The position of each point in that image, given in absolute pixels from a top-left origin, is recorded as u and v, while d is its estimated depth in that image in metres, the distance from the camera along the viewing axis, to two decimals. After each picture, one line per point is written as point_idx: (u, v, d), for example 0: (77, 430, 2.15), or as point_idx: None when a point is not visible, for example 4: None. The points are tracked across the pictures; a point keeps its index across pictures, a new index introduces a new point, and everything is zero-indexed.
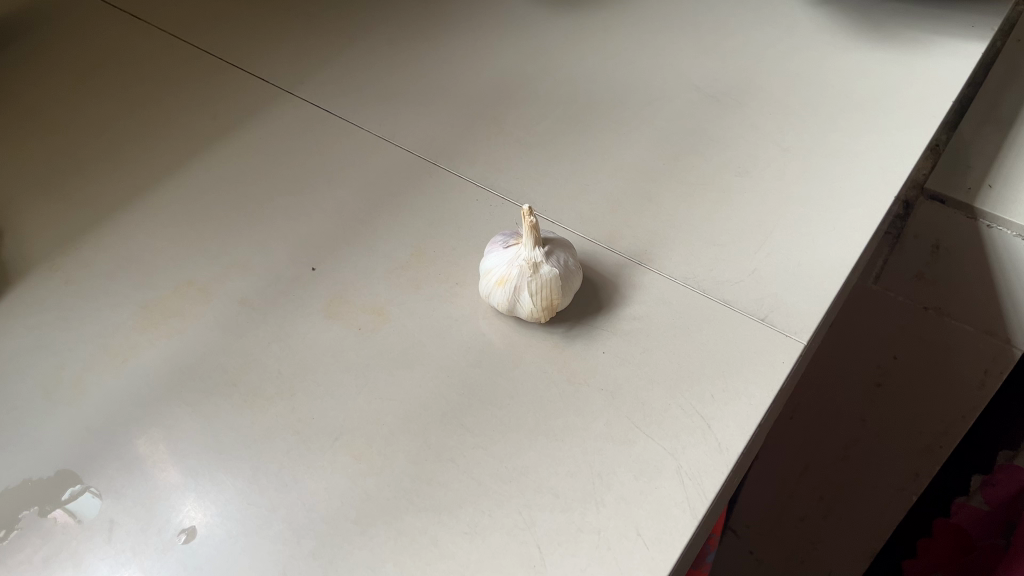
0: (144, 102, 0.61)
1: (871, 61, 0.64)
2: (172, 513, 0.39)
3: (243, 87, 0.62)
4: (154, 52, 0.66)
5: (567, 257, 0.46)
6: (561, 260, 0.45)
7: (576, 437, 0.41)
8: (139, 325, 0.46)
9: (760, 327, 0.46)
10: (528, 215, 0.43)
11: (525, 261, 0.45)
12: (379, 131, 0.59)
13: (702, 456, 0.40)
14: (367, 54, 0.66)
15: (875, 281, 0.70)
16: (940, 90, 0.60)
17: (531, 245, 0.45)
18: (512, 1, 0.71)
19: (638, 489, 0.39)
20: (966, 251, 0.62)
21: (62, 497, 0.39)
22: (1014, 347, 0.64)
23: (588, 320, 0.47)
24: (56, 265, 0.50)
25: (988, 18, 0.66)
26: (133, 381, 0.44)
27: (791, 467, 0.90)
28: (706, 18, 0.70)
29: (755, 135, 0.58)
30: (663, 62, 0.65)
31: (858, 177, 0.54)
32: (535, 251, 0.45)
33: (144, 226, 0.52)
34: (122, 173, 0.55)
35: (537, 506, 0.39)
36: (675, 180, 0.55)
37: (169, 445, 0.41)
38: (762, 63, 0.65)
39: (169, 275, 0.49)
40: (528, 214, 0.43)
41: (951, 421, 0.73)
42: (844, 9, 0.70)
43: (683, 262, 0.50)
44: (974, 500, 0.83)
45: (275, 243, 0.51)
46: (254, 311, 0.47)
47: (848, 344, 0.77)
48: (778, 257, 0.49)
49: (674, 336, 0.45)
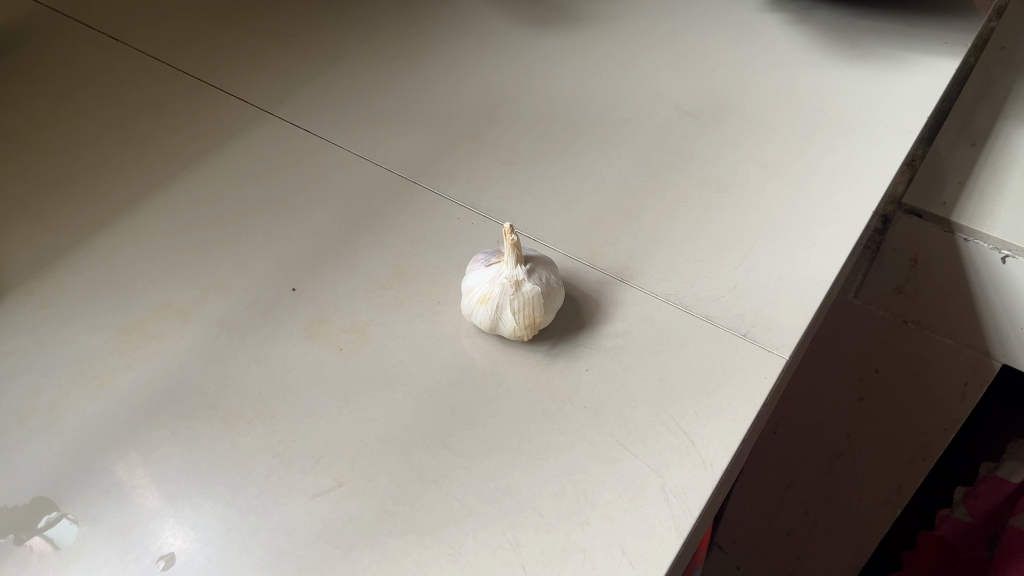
0: (123, 123, 0.60)
1: (848, 77, 0.64)
2: (152, 539, 0.38)
3: (223, 108, 0.62)
4: (133, 74, 0.65)
5: (549, 274, 0.46)
6: (543, 278, 0.45)
7: (560, 456, 0.40)
8: (116, 349, 0.45)
9: (742, 342, 0.45)
10: (510, 232, 0.43)
11: (507, 279, 0.44)
12: (360, 150, 0.58)
13: (687, 473, 0.40)
14: (347, 74, 0.65)
15: (855, 295, 0.70)
16: (914, 105, 0.61)
17: (513, 263, 0.44)
18: (493, 21, 0.71)
19: (624, 507, 0.39)
20: (943, 265, 0.62)
21: (38, 525, 0.38)
22: (993, 359, 0.64)
23: (572, 337, 0.46)
24: (31, 288, 0.49)
25: (959, 36, 0.67)
26: (111, 405, 0.43)
27: (776, 482, 0.90)
28: (684, 37, 0.70)
29: (734, 151, 0.58)
30: (643, 80, 0.65)
31: (836, 192, 0.54)
32: (518, 269, 0.45)
33: (121, 247, 0.51)
34: (100, 194, 0.54)
35: (521, 527, 0.38)
36: (655, 197, 0.55)
37: (147, 470, 0.40)
38: (741, 81, 0.65)
39: (148, 297, 0.48)
40: (510, 231, 0.43)
41: (934, 434, 0.73)
42: (820, 28, 0.70)
43: (664, 278, 0.49)
44: (956, 512, 0.83)
45: (255, 263, 0.50)
46: (234, 333, 0.46)
47: (830, 359, 0.77)
48: (758, 273, 0.49)
49: (658, 352, 0.45)
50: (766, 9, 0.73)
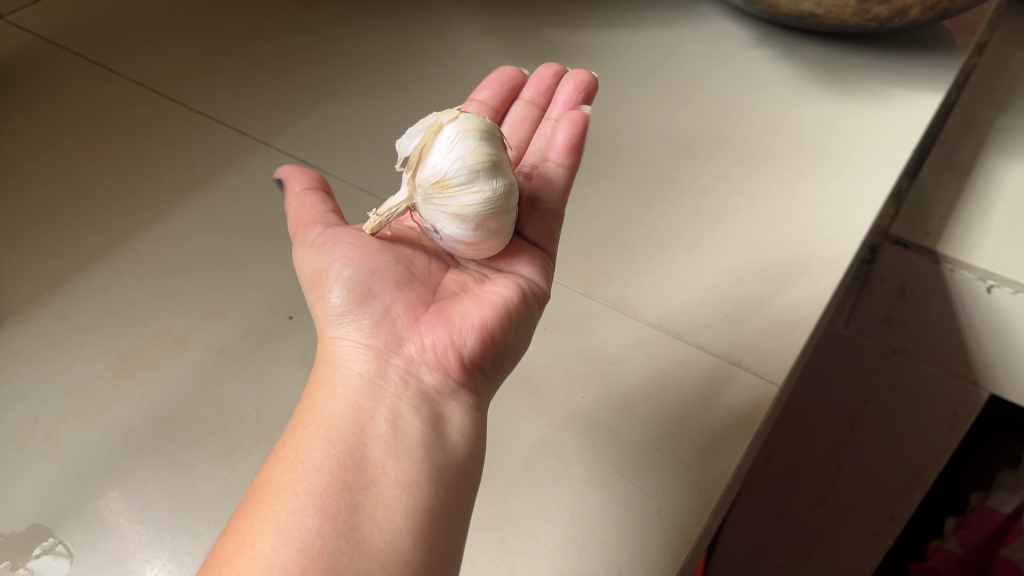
0: (119, 154, 0.61)
1: (833, 111, 0.66)
2: (147, 567, 0.38)
3: (220, 139, 0.63)
4: (132, 106, 0.65)
5: (443, 170, 0.42)
6: (435, 176, 0.42)
7: (557, 482, 0.42)
8: (114, 377, 0.45)
9: (735, 369, 0.47)
10: (451, 166, 0.42)
11: (418, 202, 0.43)
12: (356, 182, 0.59)
13: (682, 500, 0.42)
14: (343, 107, 0.66)
15: (845, 325, 0.71)
16: (899, 139, 0.62)
17: (414, 195, 0.43)
18: (484, 54, 0.73)
19: (619, 532, 0.40)
20: (929, 297, 0.62)
21: (33, 552, 0.38)
22: (981, 389, 0.64)
23: (569, 364, 0.47)
24: (28, 317, 0.48)
25: (942, 73, 0.69)
26: (109, 434, 0.43)
27: (767, 515, 0.90)
28: (673, 70, 0.71)
29: (724, 183, 0.59)
30: (636, 114, 0.66)
31: (822, 223, 0.56)
32: (416, 197, 0.43)
33: (119, 277, 0.51)
34: (97, 224, 0.55)
35: (518, 553, 0.39)
36: (647, 228, 0.56)
37: (145, 497, 0.40)
38: (729, 114, 0.66)
39: (146, 325, 0.48)
40: (457, 163, 0.41)
41: (925, 464, 0.74)
42: (807, 63, 0.72)
43: (657, 305, 0.51)
44: (948, 543, 0.82)
45: (252, 291, 0.51)
46: (231, 360, 0.47)
47: (823, 389, 0.78)
48: (749, 302, 0.51)
49: (651, 377, 0.47)
50: (754, 45, 0.75)
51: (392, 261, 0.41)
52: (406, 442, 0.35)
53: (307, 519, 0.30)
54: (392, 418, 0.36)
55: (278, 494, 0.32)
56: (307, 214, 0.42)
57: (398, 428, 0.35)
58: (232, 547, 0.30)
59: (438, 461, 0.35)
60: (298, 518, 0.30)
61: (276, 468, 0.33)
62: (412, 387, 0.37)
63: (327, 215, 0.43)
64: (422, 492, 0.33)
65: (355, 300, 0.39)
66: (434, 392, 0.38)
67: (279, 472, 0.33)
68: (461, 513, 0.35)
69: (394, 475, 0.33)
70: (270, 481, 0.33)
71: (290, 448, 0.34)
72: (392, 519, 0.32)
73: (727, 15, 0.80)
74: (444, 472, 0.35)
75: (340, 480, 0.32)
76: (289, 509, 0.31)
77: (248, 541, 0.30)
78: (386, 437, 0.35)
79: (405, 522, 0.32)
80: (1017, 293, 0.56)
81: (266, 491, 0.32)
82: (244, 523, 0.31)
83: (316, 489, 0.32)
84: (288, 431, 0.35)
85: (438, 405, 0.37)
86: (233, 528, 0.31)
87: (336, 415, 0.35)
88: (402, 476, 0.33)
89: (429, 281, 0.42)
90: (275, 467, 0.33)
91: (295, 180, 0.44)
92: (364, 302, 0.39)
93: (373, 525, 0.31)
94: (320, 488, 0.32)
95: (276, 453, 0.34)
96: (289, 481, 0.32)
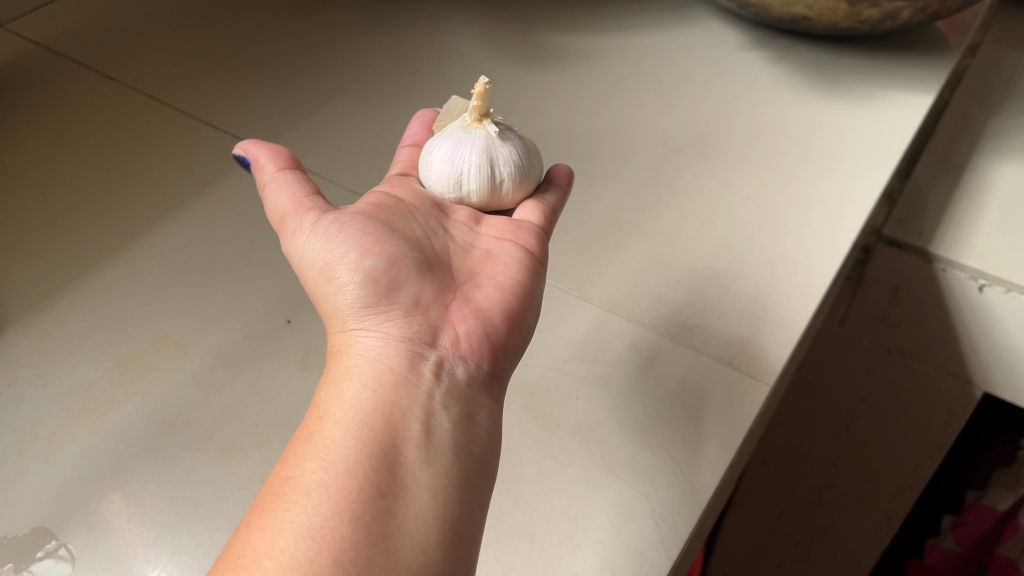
0: (118, 160, 0.61)
1: (827, 113, 0.67)
2: (148, 567, 0.39)
3: (219, 145, 0.63)
4: (131, 112, 0.66)
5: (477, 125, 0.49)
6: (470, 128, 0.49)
7: (553, 482, 0.43)
8: (115, 382, 0.46)
9: (728, 369, 0.48)
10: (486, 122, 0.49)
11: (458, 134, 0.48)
12: (354, 185, 0.60)
13: (676, 497, 0.42)
14: (340, 112, 0.67)
15: (840, 325, 0.71)
16: (891, 140, 0.63)
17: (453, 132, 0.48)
18: (479, 59, 0.73)
19: (614, 531, 0.41)
20: (922, 297, 0.63)
21: (36, 554, 0.39)
22: (974, 388, 0.65)
23: (564, 366, 0.48)
24: (30, 322, 0.49)
25: (934, 75, 0.70)
26: (110, 437, 0.43)
27: (765, 514, 0.91)
28: (668, 73, 0.72)
29: (718, 185, 0.60)
30: (630, 116, 0.67)
31: (814, 224, 0.56)
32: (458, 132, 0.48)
33: (119, 282, 0.52)
34: (97, 230, 0.55)
35: (514, 552, 0.40)
36: (641, 230, 0.56)
37: (146, 500, 0.41)
38: (723, 116, 0.67)
39: (146, 329, 0.49)
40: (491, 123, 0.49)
41: (920, 462, 0.74)
42: (801, 65, 0.72)
43: (651, 306, 0.51)
44: (945, 541, 0.83)
45: (250, 296, 0.52)
46: (230, 364, 0.48)
47: (819, 389, 0.78)
48: (742, 303, 0.51)
49: (645, 377, 0.48)
50: (748, 48, 0.76)
51: (405, 246, 0.41)
52: (438, 444, 0.35)
53: (343, 524, 0.31)
54: (424, 418, 0.36)
55: (307, 493, 0.32)
56: (291, 200, 0.42)
57: (431, 431, 0.36)
58: (265, 550, 0.30)
59: (466, 464, 0.36)
60: (331, 524, 0.31)
61: (305, 464, 0.33)
62: (443, 383, 0.38)
63: (315, 198, 0.42)
64: (452, 499, 0.34)
65: (379, 294, 0.40)
66: (462, 387, 0.38)
67: (309, 469, 0.33)
68: (481, 513, 0.36)
69: (427, 481, 0.34)
70: (301, 479, 0.33)
71: (319, 443, 0.34)
72: (423, 528, 0.32)
73: (722, 18, 0.81)
74: (471, 476, 0.36)
75: (373, 485, 0.33)
76: (324, 511, 0.31)
77: (281, 544, 0.30)
78: (417, 436, 0.35)
79: (436, 531, 0.33)
80: (1009, 292, 0.57)
81: (296, 489, 0.32)
82: (272, 523, 0.31)
83: (347, 493, 0.32)
84: (312, 423, 0.36)
85: (468, 403, 0.38)
86: (265, 528, 0.31)
87: (362, 410, 0.36)
88: (433, 484, 0.34)
89: (447, 271, 0.43)
90: (304, 463, 0.33)
91: (266, 158, 0.43)
92: (388, 296, 0.40)
93: (406, 533, 0.32)
94: (351, 491, 0.32)
95: (302, 448, 0.34)
96: (319, 481, 0.32)
